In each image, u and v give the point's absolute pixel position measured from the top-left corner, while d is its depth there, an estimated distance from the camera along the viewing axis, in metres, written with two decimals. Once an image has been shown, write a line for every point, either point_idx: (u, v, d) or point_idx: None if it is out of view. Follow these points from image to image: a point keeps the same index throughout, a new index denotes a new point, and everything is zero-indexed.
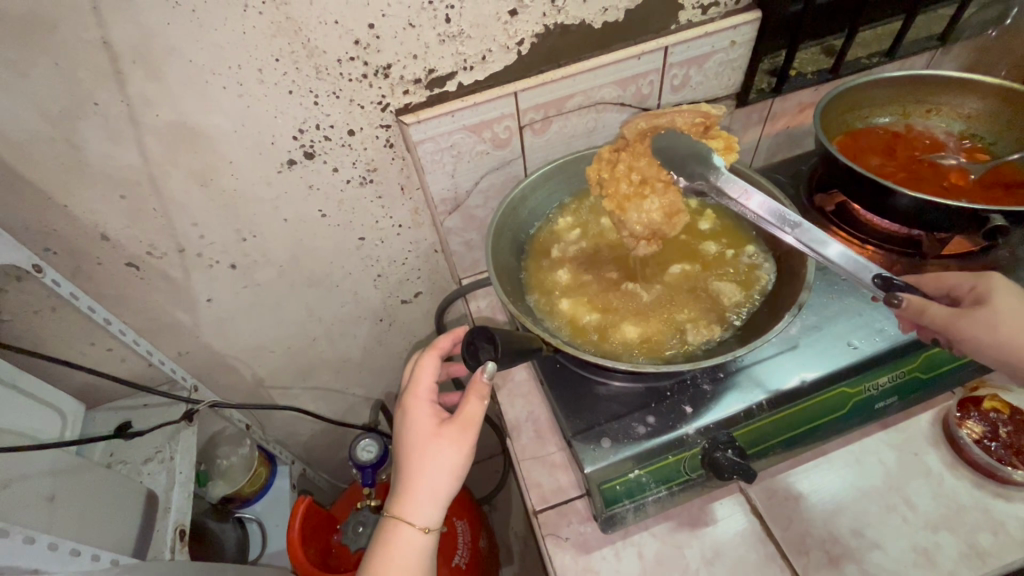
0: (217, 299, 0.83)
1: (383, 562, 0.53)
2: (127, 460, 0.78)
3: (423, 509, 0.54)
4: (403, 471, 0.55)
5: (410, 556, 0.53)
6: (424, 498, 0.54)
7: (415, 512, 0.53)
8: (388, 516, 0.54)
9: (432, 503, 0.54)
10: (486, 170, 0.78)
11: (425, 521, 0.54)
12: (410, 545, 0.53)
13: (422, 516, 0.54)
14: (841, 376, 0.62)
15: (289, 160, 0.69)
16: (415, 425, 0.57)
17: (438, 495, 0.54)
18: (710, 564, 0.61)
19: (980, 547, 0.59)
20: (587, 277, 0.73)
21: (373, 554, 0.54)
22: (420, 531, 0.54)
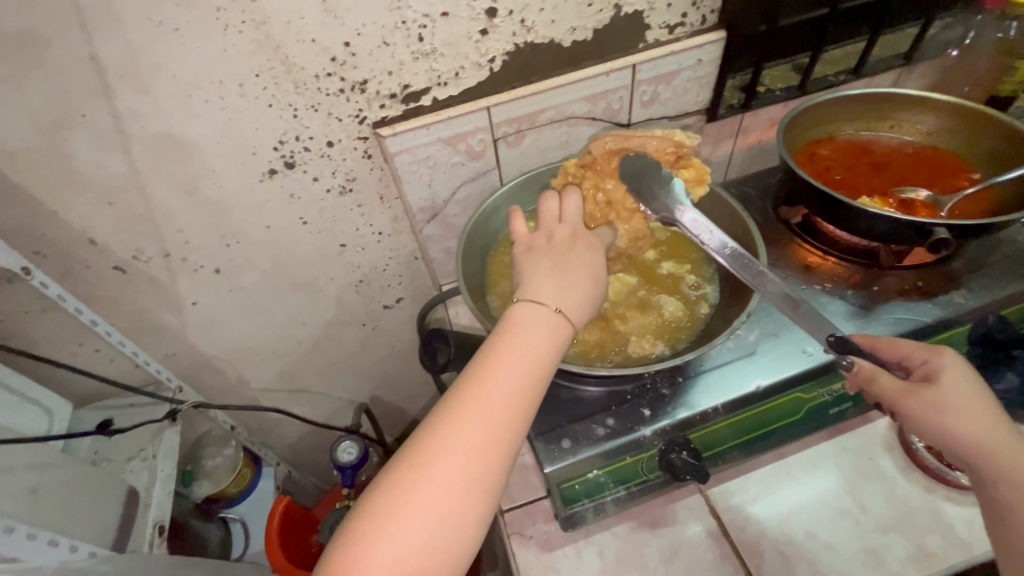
0: (203, 302, 0.86)
1: (498, 370, 0.48)
2: (111, 457, 0.81)
3: (553, 292, 0.53)
4: (557, 259, 0.56)
5: (545, 321, 0.51)
6: (555, 283, 0.54)
7: (556, 300, 0.53)
8: (520, 303, 0.53)
9: (561, 288, 0.54)
10: (462, 180, 0.81)
11: (558, 302, 0.53)
12: (542, 337, 0.50)
13: (561, 307, 0.52)
14: (796, 382, 0.65)
15: (270, 170, 0.72)
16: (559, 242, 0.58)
17: (580, 315, 0.53)
18: (668, 562, 0.63)
19: (927, 548, 0.62)
20: None
21: (486, 354, 0.49)
22: (558, 321, 0.51)
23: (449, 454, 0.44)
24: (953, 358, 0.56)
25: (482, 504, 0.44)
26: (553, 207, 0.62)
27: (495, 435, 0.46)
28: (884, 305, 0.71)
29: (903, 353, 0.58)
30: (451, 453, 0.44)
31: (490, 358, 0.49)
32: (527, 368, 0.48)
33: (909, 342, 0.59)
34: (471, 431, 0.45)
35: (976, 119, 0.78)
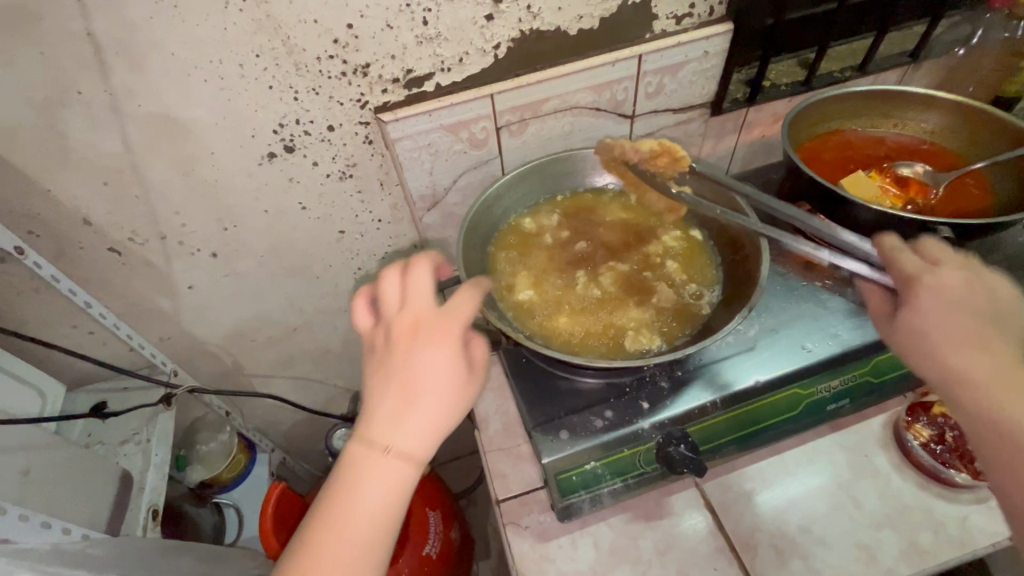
0: (198, 286, 0.85)
1: (339, 509, 0.46)
2: (104, 440, 0.80)
3: (394, 433, 0.47)
4: (397, 375, 0.49)
5: (386, 486, 0.46)
6: (397, 417, 0.48)
7: (394, 444, 0.47)
8: (353, 445, 0.48)
9: (408, 424, 0.48)
10: (463, 169, 0.80)
11: (399, 447, 0.47)
12: (381, 485, 0.47)
13: (397, 449, 0.47)
14: (794, 377, 0.65)
15: (269, 153, 0.71)
16: (409, 379, 0.49)
17: (423, 436, 0.48)
18: (662, 555, 0.64)
19: (920, 545, 0.62)
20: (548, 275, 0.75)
21: (332, 494, 0.47)
22: (401, 471, 0.47)
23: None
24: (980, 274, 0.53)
25: None
26: (395, 289, 0.54)
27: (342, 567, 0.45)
28: None
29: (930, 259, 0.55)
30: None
31: (340, 498, 0.47)
32: (370, 520, 0.46)
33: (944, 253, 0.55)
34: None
35: (982, 119, 0.78)
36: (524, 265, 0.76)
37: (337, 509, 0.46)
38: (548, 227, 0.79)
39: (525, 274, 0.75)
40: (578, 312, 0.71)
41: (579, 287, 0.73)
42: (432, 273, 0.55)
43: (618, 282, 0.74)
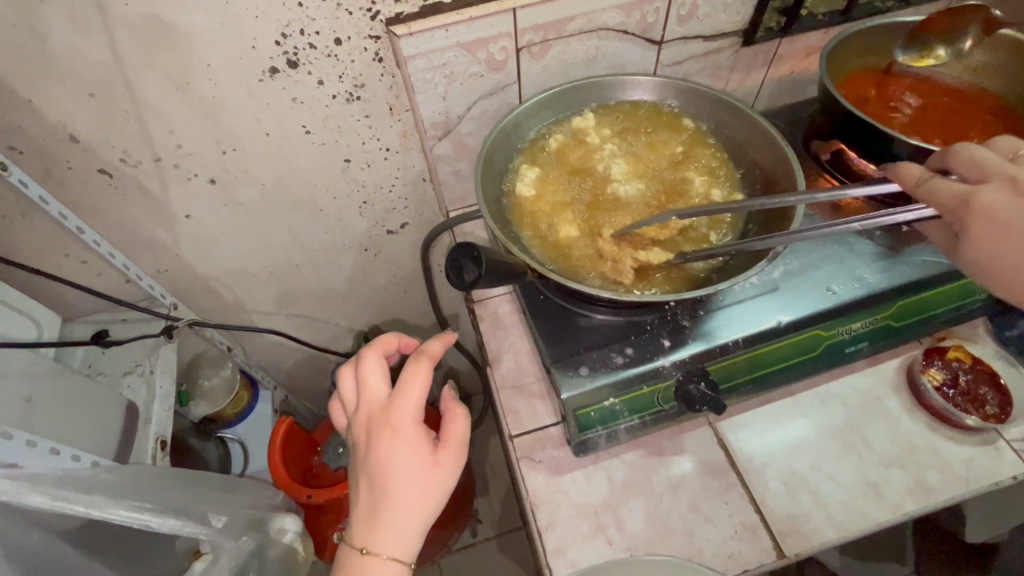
0: (197, 216, 0.80)
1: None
2: (105, 372, 0.78)
3: (382, 534, 0.52)
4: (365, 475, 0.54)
5: None
6: (379, 511, 0.52)
7: (379, 545, 0.52)
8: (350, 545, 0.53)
9: (391, 519, 0.52)
10: (479, 94, 0.75)
11: (389, 548, 0.52)
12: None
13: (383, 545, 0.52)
14: (817, 318, 0.64)
15: (272, 69, 0.65)
16: (377, 483, 0.53)
17: (411, 523, 0.53)
18: (675, 489, 0.64)
19: (926, 483, 0.63)
20: (570, 199, 0.72)
21: None
22: (394, 565, 0.52)
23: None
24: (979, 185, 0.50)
25: None
26: (352, 386, 0.60)
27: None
28: (912, 246, 0.68)
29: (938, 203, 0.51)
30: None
31: None
32: None
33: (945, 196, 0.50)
34: None
35: None
36: (546, 189, 0.72)
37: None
38: (579, 143, 0.74)
39: (546, 193, 0.72)
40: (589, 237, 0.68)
41: (600, 211, 0.71)
42: (381, 369, 0.59)
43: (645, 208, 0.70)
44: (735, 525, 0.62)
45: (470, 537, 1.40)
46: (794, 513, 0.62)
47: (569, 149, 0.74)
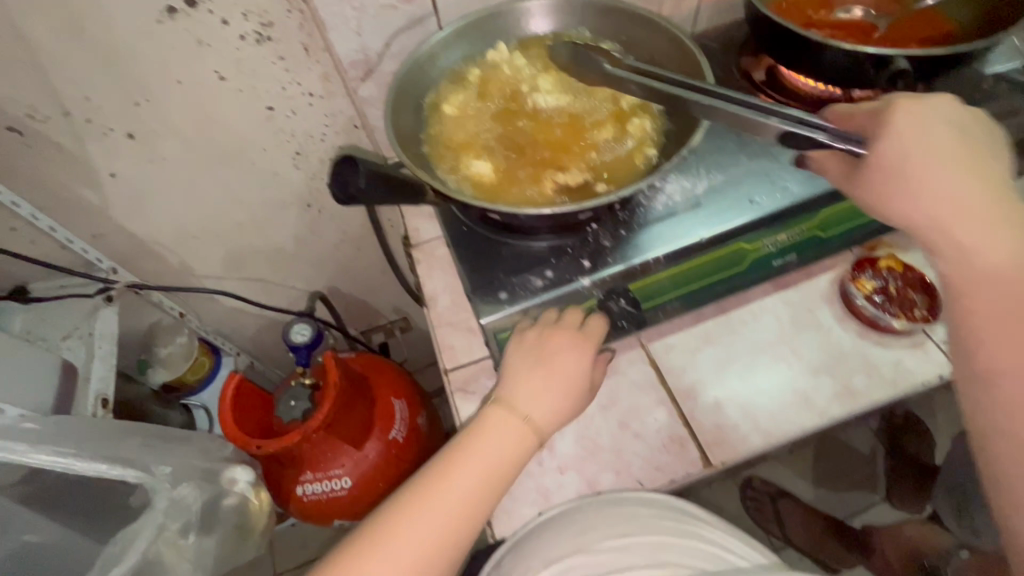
0: (122, 174, 0.79)
1: (405, 516, 0.51)
2: (44, 336, 0.78)
3: (532, 409, 0.57)
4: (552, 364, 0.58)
5: (494, 451, 0.54)
6: (550, 395, 0.58)
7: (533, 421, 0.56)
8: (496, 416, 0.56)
9: (556, 401, 0.58)
10: (396, 28, 0.73)
11: (528, 422, 0.56)
12: (489, 454, 0.54)
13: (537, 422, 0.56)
14: (740, 232, 0.63)
15: (169, 8, 0.63)
16: (539, 422, 0.57)
17: (552, 403, 0.58)
18: (606, 409, 0.65)
19: (853, 388, 0.64)
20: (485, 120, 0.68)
21: (450, 457, 0.54)
22: (525, 437, 0.56)
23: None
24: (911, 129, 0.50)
25: None
26: None
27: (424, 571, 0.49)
28: None
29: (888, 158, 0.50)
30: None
31: (453, 462, 0.54)
32: (476, 477, 0.53)
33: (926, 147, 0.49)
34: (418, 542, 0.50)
35: None
36: (461, 112, 0.69)
37: (410, 507, 0.52)
38: (495, 70, 0.71)
39: (460, 118, 0.69)
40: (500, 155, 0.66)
41: (512, 134, 0.68)
42: None
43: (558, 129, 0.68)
44: (663, 438, 0.63)
45: None
46: (722, 424, 0.63)
47: (485, 77, 0.71)
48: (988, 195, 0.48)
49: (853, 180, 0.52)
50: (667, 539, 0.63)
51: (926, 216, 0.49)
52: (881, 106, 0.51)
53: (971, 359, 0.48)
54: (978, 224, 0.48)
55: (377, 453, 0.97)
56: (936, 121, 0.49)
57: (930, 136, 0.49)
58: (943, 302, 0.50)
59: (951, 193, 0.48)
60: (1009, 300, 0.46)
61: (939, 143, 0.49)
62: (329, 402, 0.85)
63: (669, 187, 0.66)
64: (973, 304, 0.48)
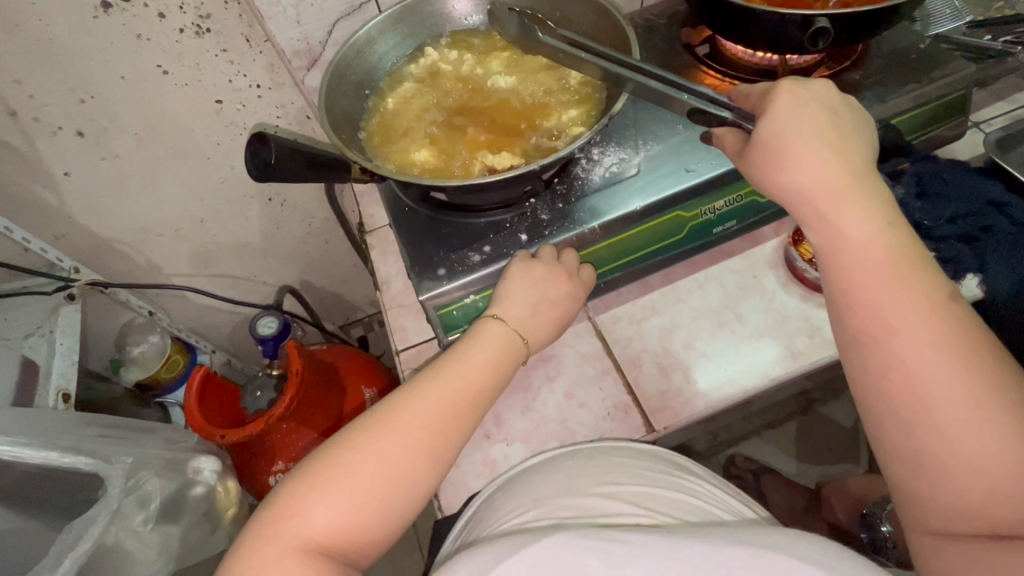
0: (76, 173, 0.80)
1: (405, 403, 0.50)
2: (6, 335, 0.80)
3: (525, 321, 0.58)
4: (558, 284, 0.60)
5: (491, 349, 0.55)
6: (543, 315, 0.59)
7: (529, 336, 0.58)
8: (497, 321, 0.57)
9: (545, 322, 0.60)
10: (336, 16, 0.74)
11: (524, 333, 0.58)
12: (483, 355, 0.54)
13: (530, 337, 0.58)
14: (676, 199, 0.64)
15: (103, 2, 0.65)
16: (522, 331, 0.58)
17: (544, 321, 0.60)
18: (552, 381, 0.65)
19: (795, 349, 0.64)
20: (420, 110, 0.70)
21: (448, 356, 0.54)
22: (519, 345, 0.57)
23: (353, 475, 0.46)
24: (784, 111, 0.50)
25: (421, 482, 0.48)
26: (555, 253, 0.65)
27: (419, 456, 0.48)
28: None
29: (763, 139, 0.50)
30: (346, 486, 0.45)
31: (453, 359, 0.54)
32: (473, 373, 0.53)
33: (791, 135, 0.49)
34: (407, 427, 0.48)
35: None
36: (398, 102, 0.70)
37: (410, 395, 0.51)
38: (439, 63, 0.72)
39: (399, 106, 0.70)
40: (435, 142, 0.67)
41: (452, 122, 0.68)
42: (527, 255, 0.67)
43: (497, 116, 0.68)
44: (608, 406, 0.63)
45: None
46: (665, 390, 0.63)
47: (429, 71, 0.72)
48: (852, 169, 0.49)
49: (742, 159, 0.53)
50: (658, 491, 0.52)
51: (800, 188, 0.49)
52: (769, 87, 0.53)
53: (847, 330, 0.48)
54: (842, 201, 0.48)
55: None
56: (812, 104, 0.51)
57: (802, 116, 0.50)
58: (820, 274, 0.50)
59: (821, 165, 0.49)
60: (875, 268, 0.46)
61: (808, 121, 0.50)
62: (291, 390, 0.86)
63: (607, 159, 0.67)
64: (842, 274, 0.48)
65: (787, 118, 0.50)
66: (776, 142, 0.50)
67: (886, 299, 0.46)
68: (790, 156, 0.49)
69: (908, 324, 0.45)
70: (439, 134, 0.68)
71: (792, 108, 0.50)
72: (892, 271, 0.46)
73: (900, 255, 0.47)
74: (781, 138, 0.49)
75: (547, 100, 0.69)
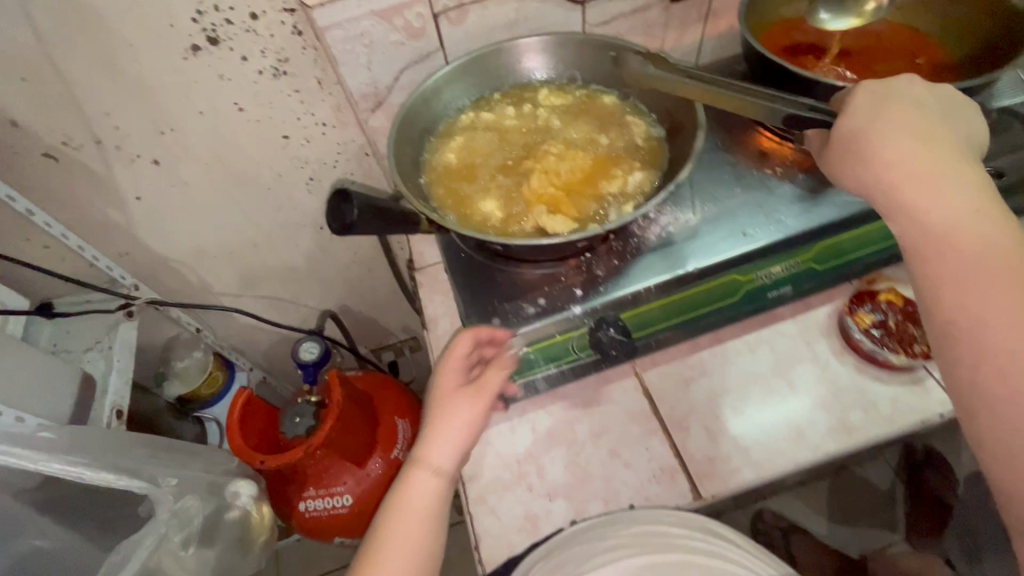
0: (147, 197, 0.84)
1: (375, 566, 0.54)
2: (68, 348, 0.83)
3: (443, 455, 0.57)
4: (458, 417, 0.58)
5: (426, 498, 0.57)
6: (446, 445, 0.58)
7: (442, 465, 0.57)
8: (415, 469, 0.58)
9: (452, 451, 0.58)
10: (404, 63, 0.77)
11: (439, 467, 0.57)
12: (420, 503, 0.57)
13: (445, 471, 0.57)
14: (732, 263, 0.64)
15: (193, 46, 0.68)
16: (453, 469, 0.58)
17: (452, 445, 0.58)
18: (597, 437, 0.65)
19: (849, 423, 0.63)
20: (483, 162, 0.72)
21: (386, 516, 0.57)
22: (439, 484, 0.57)
23: None
24: (860, 105, 0.52)
25: None
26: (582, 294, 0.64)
27: None
28: (834, 187, 0.67)
29: (839, 134, 0.52)
30: None
31: (395, 513, 0.56)
32: (420, 523, 0.56)
33: (866, 128, 0.51)
34: None
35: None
36: (461, 152, 0.73)
37: (381, 554, 0.55)
38: (506, 118, 0.75)
39: (462, 156, 0.73)
40: (496, 194, 0.69)
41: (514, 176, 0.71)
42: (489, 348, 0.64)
43: (558, 174, 0.69)
44: (653, 467, 0.63)
45: (453, 515, 1.42)
46: (713, 455, 0.62)
47: (497, 124, 0.75)
48: (939, 162, 0.48)
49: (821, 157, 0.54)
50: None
51: (878, 183, 0.50)
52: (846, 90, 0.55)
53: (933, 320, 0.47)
54: (931, 189, 0.47)
55: (379, 473, 0.98)
56: (896, 99, 0.51)
57: (880, 111, 0.51)
58: (906, 263, 0.49)
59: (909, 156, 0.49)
60: (966, 255, 0.46)
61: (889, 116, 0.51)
62: (332, 419, 0.87)
63: (663, 218, 0.67)
64: (928, 264, 0.47)
65: (863, 113, 0.51)
66: (852, 138, 0.51)
67: (973, 292, 0.45)
68: (868, 149, 0.50)
69: (1001, 314, 0.43)
70: (500, 187, 0.70)
71: (869, 104, 0.51)
72: (989, 259, 0.45)
73: (996, 242, 0.45)
74: (859, 131, 0.51)
75: (610, 163, 0.70)
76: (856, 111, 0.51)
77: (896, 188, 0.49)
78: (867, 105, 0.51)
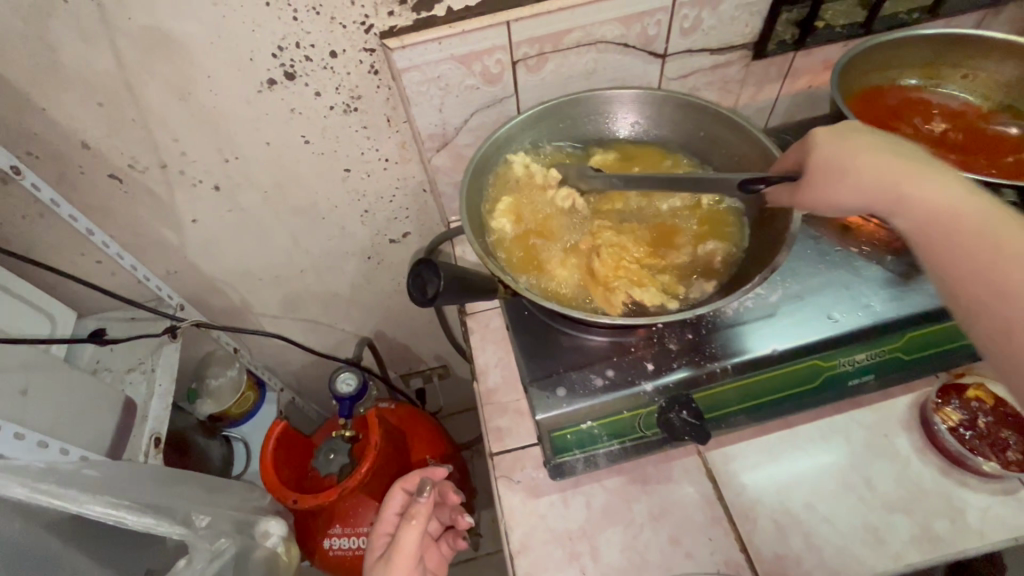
0: (202, 220, 0.83)
1: None
2: (111, 367, 0.82)
3: None
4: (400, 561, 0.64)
5: None
6: None
7: None
8: None
9: None
10: (476, 106, 0.75)
11: None
12: None
13: None
14: (815, 348, 0.60)
15: (269, 80, 0.67)
16: None
17: None
18: (656, 520, 0.61)
19: (933, 532, 0.58)
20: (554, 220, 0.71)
21: None
22: None
23: None
24: (828, 135, 0.51)
25: None
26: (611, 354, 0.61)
27: None
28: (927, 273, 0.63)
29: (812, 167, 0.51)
30: None
31: None
32: None
33: (832, 152, 0.50)
34: None
35: None
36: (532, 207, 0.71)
37: None
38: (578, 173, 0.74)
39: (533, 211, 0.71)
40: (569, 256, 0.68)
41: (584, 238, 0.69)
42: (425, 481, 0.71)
43: (627, 242, 0.68)
44: (716, 561, 0.59)
45: (471, 551, 1.38)
46: (782, 554, 0.58)
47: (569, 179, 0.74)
48: (921, 164, 0.47)
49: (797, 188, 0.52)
50: None
51: (870, 198, 0.48)
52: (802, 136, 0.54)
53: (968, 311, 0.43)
54: (922, 189, 0.46)
55: None
56: (852, 126, 0.51)
57: (843, 136, 0.50)
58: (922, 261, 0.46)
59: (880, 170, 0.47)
60: (977, 238, 0.43)
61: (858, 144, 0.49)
62: (369, 462, 0.85)
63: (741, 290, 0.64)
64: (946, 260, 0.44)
65: (831, 141, 0.51)
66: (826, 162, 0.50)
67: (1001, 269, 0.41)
68: (851, 169, 0.48)
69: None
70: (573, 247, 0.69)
71: (833, 135, 0.51)
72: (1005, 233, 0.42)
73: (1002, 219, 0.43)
74: (834, 156, 0.49)
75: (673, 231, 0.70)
76: (825, 142, 0.51)
77: (891, 198, 0.47)
78: (831, 137, 0.51)
